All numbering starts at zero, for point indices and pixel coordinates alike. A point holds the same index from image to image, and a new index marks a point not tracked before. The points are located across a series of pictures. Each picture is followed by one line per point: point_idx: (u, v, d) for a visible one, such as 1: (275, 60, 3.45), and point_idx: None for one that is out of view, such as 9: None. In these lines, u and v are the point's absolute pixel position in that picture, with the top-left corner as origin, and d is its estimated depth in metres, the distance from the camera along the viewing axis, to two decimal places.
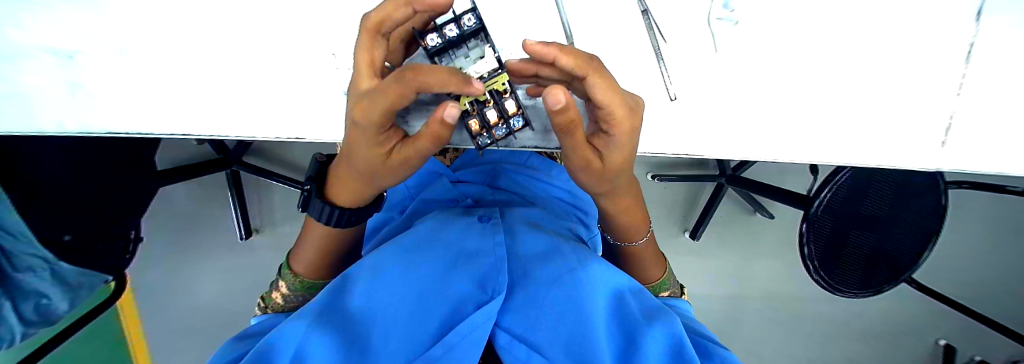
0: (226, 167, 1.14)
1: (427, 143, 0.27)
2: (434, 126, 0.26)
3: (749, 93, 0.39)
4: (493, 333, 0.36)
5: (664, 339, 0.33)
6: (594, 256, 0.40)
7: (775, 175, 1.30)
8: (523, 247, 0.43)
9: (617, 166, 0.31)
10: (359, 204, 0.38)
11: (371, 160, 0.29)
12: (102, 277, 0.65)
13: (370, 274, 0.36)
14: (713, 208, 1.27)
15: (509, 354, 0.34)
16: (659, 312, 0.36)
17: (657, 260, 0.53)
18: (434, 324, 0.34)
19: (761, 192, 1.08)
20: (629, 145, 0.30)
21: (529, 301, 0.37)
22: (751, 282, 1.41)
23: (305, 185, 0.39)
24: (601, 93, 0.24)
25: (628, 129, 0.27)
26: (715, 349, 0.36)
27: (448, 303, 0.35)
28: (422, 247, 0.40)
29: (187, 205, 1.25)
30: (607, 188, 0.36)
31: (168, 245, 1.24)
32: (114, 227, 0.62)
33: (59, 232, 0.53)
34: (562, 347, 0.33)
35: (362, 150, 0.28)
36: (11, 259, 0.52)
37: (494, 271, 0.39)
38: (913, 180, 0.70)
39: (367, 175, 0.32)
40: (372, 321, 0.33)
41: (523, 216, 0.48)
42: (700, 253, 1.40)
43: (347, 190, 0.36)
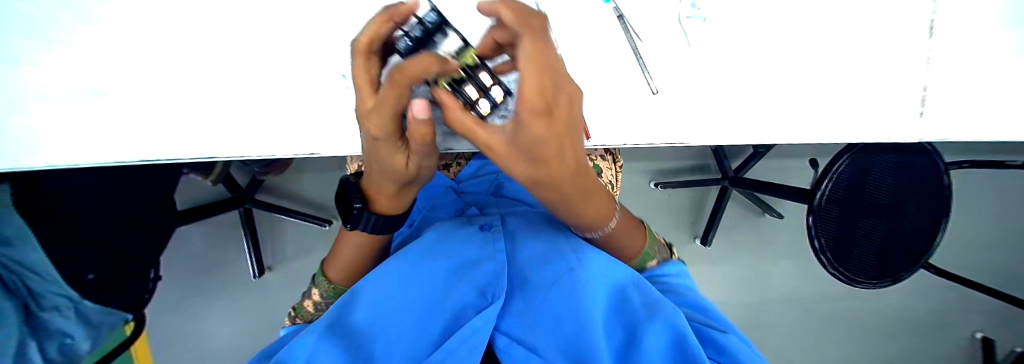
0: (239, 206, 1.18)
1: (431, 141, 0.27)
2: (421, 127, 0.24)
3: (727, 82, 0.42)
4: (493, 336, 0.37)
5: (664, 332, 0.33)
6: (593, 253, 0.41)
7: (777, 174, 1.30)
8: (524, 253, 0.44)
9: (534, 154, 0.21)
10: (399, 209, 0.39)
11: (392, 168, 0.29)
12: (121, 316, 0.66)
13: (374, 289, 0.37)
14: (719, 212, 1.26)
15: (508, 357, 0.35)
16: (660, 304, 0.36)
17: (635, 231, 0.49)
18: (435, 332, 0.35)
19: (765, 189, 1.08)
20: (552, 134, 0.19)
21: (527, 306, 0.38)
22: (770, 286, 1.38)
23: (355, 204, 0.35)
24: (519, 55, 0.15)
25: (525, 111, 0.16)
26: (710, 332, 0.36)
27: (449, 312, 0.37)
28: (425, 258, 0.41)
29: (201, 247, 1.27)
30: (532, 178, 0.25)
31: (184, 288, 1.25)
32: (135, 266, 0.64)
33: (83, 272, 0.57)
34: (561, 349, 0.34)
35: (382, 160, 0.28)
36: (37, 299, 0.54)
37: (496, 277, 0.40)
38: (913, 162, 0.71)
39: (394, 183, 0.32)
40: (374, 335, 0.34)
41: (523, 222, 0.49)
42: (714, 259, 1.37)
43: (385, 201, 0.36)
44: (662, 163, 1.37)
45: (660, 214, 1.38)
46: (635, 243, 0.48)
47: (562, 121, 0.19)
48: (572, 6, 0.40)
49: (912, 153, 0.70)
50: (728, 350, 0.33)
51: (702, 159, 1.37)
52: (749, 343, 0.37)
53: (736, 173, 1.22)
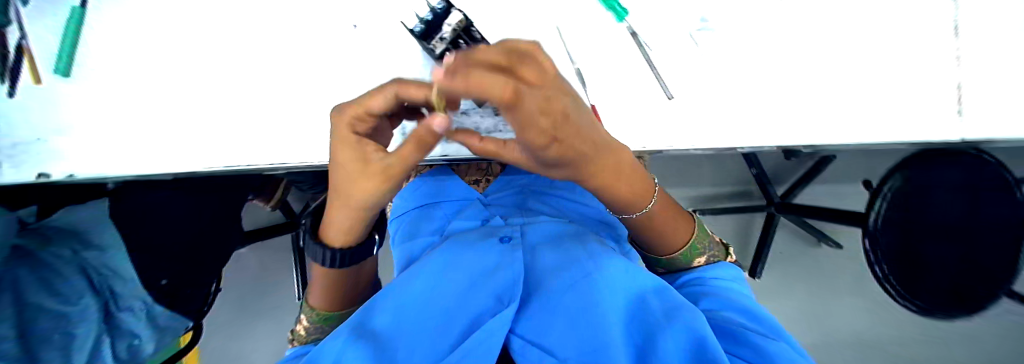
0: (294, 229, 1.27)
1: (394, 169, 0.32)
2: (408, 148, 0.30)
3: (743, 87, 0.42)
4: (508, 338, 0.39)
5: (684, 339, 0.32)
6: (612, 258, 0.41)
7: (828, 199, 1.21)
8: (542, 261, 0.44)
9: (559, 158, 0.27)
10: (350, 245, 0.44)
11: (348, 176, 0.34)
12: (185, 323, 0.71)
13: (398, 291, 0.39)
14: (767, 245, 1.15)
15: (522, 357, 0.36)
16: (680, 308, 0.35)
17: (681, 220, 0.49)
18: (455, 333, 0.36)
19: (817, 215, 1.00)
20: (556, 137, 0.23)
21: (543, 309, 0.38)
22: (832, 325, 1.22)
23: (306, 221, 0.45)
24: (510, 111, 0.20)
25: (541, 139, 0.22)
26: (751, 337, 0.34)
27: (468, 315, 0.38)
28: (448, 265, 0.42)
29: (252, 269, 1.38)
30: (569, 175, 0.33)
31: (235, 308, 1.35)
32: (199, 276, 0.72)
33: (158, 277, 0.65)
34: (577, 354, 0.33)
35: (341, 163, 0.34)
36: (117, 300, 0.62)
37: (512, 283, 0.41)
38: (984, 175, 0.63)
39: (351, 202, 0.36)
40: (398, 333, 0.35)
41: (543, 232, 0.50)
42: (766, 295, 1.24)
43: (339, 230, 0.41)
44: (701, 189, 1.28)
45: None
46: (681, 231, 0.48)
47: (566, 125, 0.23)
48: (586, 22, 0.42)
49: (980, 166, 0.63)
50: (763, 350, 0.32)
51: (744, 185, 1.28)
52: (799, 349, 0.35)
53: (783, 199, 1.13)
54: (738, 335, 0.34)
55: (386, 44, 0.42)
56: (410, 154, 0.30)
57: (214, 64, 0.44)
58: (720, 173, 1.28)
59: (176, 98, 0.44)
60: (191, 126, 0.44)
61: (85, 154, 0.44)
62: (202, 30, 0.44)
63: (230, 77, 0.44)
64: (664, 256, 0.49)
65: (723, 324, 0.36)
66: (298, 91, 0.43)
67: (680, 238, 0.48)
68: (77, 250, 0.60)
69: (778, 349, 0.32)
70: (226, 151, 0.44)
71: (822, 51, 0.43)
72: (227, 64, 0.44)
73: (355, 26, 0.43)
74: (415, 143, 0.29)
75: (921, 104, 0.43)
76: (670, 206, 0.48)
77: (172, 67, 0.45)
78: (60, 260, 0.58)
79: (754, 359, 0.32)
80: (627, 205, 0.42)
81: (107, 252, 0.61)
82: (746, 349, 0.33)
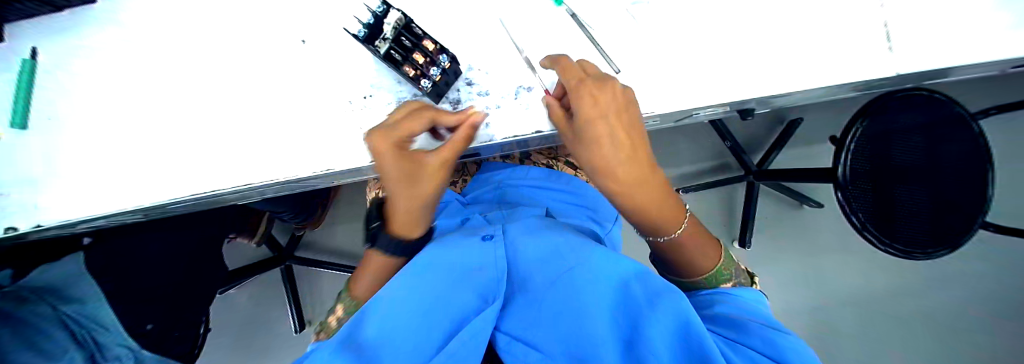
0: (281, 263, 1.27)
1: (445, 169, 0.41)
2: (452, 145, 0.38)
3: (685, 54, 0.44)
4: (494, 337, 0.37)
5: (671, 320, 0.30)
6: (592, 248, 0.40)
7: (801, 161, 1.25)
8: (523, 255, 0.44)
9: (588, 133, 0.36)
10: (418, 231, 0.48)
11: (410, 187, 0.41)
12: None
13: (379, 300, 0.37)
14: (752, 209, 1.18)
15: (508, 355, 0.35)
16: (666, 291, 0.33)
17: (708, 242, 0.46)
18: (438, 337, 0.34)
19: (793, 176, 1.02)
20: (597, 102, 0.35)
21: (527, 304, 0.38)
22: (826, 281, 1.23)
23: (374, 221, 0.49)
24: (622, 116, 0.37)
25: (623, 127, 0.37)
26: (758, 328, 0.32)
27: (449, 314, 0.36)
28: (429, 269, 0.41)
29: (245, 308, 1.34)
30: (590, 162, 0.38)
31: (231, 350, 1.31)
32: (187, 315, 0.71)
33: (142, 324, 0.64)
34: (562, 347, 0.32)
35: (400, 180, 0.40)
36: (102, 351, 0.59)
37: (495, 283, 0.41)
38: (944, 115, 0.65)
39: (415, 205, 0.43)
40: (381, 342, 0.33)
41: (523, 226, 0.47)
42: (760, 262, 1.25)
43: (411, 227, 0.47)
44: (681, 168, 1.29)
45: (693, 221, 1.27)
46: (709, 253, 0.45)
47: (607, 94, 0.36)
48: (527, 10, 0.44)
49: (941, 106, 0.64)
50: (773, 343, 0.30)
51: (721, 158, 1.30)
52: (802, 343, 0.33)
53: (760, 167, 1.16)
54: (745, 325, 0.33)
55: (333, 52, 0.43)
56: (456, 149, 0.38)
57: (168, 98, 0.44)
58: (696, 149, 1.30)
59: (136, 137, 0.44)
60: (147, 161, 0.43)
61: (54, 202, 0.44)
62: (155, 68, 0.44)
63: (185, 108, 0.44)
64: (690, 280, 0.46)
65: (732, 318, 0.35)
66: (254, 113, 0.43)
67: (711, 259, 0.45)
68: (58, 307, 0.57)
69: (790, 343, 0.30)
70: (190, 180, 0.43)
71: (758, 11, 0.45)
72: (180, 96, 0.44)
73: (301, 41, 0.43)
74: (462, 141, 0.38)
75: (851, 52, 0.45)
76: (696, 228, 0.47)
77: (129, 107, 0.44)
78: (41, 317, 0.55)
79: (763, 351, 0.30)
80: (660, 212, 0.41)
81: (87, 305, 0.59)
82: (754, 339, 0.31)
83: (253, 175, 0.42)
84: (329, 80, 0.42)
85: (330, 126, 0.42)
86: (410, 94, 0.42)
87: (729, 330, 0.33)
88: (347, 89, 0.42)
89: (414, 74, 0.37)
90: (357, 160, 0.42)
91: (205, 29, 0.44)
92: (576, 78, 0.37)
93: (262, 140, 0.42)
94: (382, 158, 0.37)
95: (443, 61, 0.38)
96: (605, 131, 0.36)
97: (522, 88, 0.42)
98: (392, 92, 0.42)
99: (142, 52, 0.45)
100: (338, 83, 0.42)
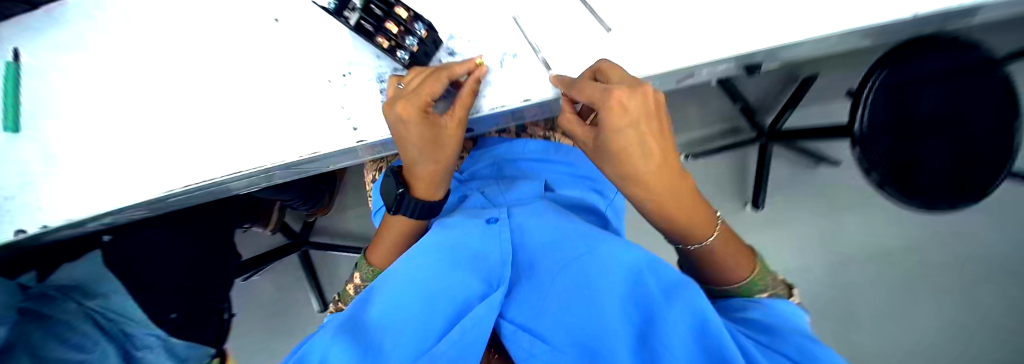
0: (297, 249, 1.30)
1: (463, 129, 0.40)
2: (466, 101, 0.38)
3: (683, 4, 0.40)
4: (498, 324, 0.31)
5: (688, 321, 0.25)
6: (614, 237, 0.33)
7: (816, 118, 1.20)
8: (530, 234, 0.37)
9: (617, 145, 0.30)
10: (440, 193, 0.46)
11: (437, 148, 0.39)
12: (208, 351, 0.71)
13: (378, 282, 0.34)
14: (766, 170, 1.13)
15: (516, 348, 0.28)
16: (685, 285, 0.27)
17: (740, 251, 0.39)
18: (438, 329, 0.29)
19: (809, 135, 0.97)
20: (628, 112, 0.28)
21: (531, 290, 0.31)
22: (847, 242, 1.17)
23: (399, 189, 0.43)
24: (639, 111, 0.28)
25: (646, 120, 0.29)
26: (795, 335, 0.28)
27: (452, 300, 0.31)
28: (423, 251, 0.35)
29: (268, 293, 1.40)
30: (615, 169, 0.33)
31: (259, 334, 1.38)
32: (206, 303, 0.73)
33: (167, 312, 0.67)
34: (573, 338, 0.26)
35: (427, 142, 0.38)
36: (134, 341, 0.62)
37: (500, 267, 0.34)
38: (969, 60, 0.59)
39: (439, 167, 0.42)
40: (378, 331, 0.28)
41: (530, 208, 0.40)
42: (775, 225, 1.19)
43: (435, 187, 0.44)
44: (689, 134, 1.24)
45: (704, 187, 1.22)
46: (741, 263, 0.38)
47: (639, 101, 0.28)
48: None
49: (962, 51, 0.59)
50: (808, 350, 0.26)
51: (732, 121, 1.24)
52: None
53: (771, 127, 1.09)
54: (779, 332, 0.29)
55: (310, 29, 0.41)
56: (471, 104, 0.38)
57: (150, 90, 0.43)
58: (705, 112, 1.24)
59: (125, 132, 0.44)
60: (142, 154, 0.44)
61: (57, 202, 0.45)
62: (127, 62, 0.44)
63: (168, 99, 0.43)
64: (718, 288, 0.40)
65: (769, 324, 0.30)
66: (236, 99, 0.42)
67: (743, 269, 0.38)
68: (83, 302, 0.59)
69: (825, 350, 0.26)
70: (184, 172, 0.43)
71: None
72: (162, 87, 0.43)
73: (275, 21, 0.41)
74: (471, 97, 0.38)
75: None
76: (729, 235, 0.39)
77: (111, 104, 0.44)
78: (68, 313, 0.58)
79: (795, 358, 0.25)
80: (694, 218, 0.37)
81: (113, 300, 0.61)
82: (788, 345, 0.27)
83: (241, 163, 0.42)
84: (307, 59, 0.41)
85: (312, 108, 0.41)
86: (390, 69, 0.41)
87: (761, 335, 0.29)
88: (326, 68, 0.41)
89: (390, 45, 0.38)
90: (343, 141, 0.41)
91: (178, 15, 0.43)
92: (597, 89, 0.29)
93: (235, 123, 0.42)
94: (410, 123, 0.36)
95: (419, 29, 0.37)
96: (637, 144, 0.29)
97: (506, 55, 0.40)
98: (372, 69, 0.41)
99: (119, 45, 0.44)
100: (316, 62, 0.41)
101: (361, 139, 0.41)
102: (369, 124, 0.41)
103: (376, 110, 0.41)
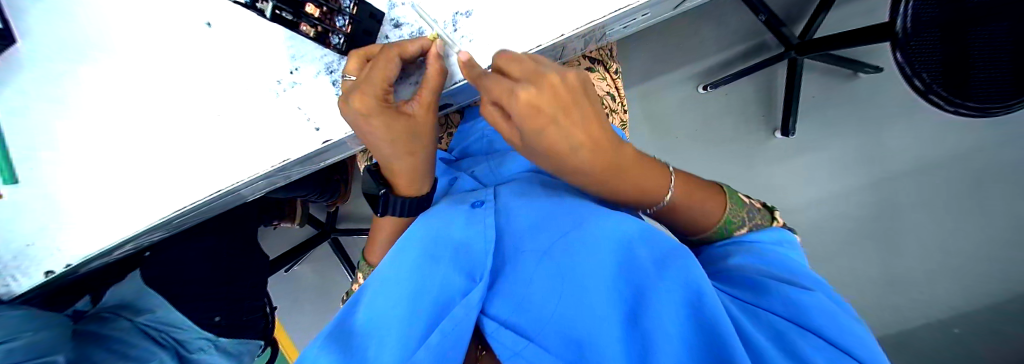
0: (327, 237, 1.34)
1: (434, 111, 0.37)
2: (431, 81, 0.34)
3: None
4: (481, 321, 0.32)
5: (678, 299, 0.26)
6: (600, 210, 0.33)
7: (858, 17, 1.03)
8: (513, 218, 0.37)
9: (545, 144, 0.28)
10: (422, 190, 0.44)
11: (403, 143, 0.37)
12: (255, 343, 0.77)
13: (367, 285, 0.34)
14: (797, 89, 1.01)
15: (498, 345, 0.30)
16: (674, 254, 0.29)
17: (708, 192, 0.39)
18: (422, 326, 0.30)
19: (849, 41, 0.84)
20: (543, 112, 0.25)
21: (516, 283, 0.32)
22: (903, 154, 1.02)
23: (381, 190, 0.42)
24: (552, 105, 0.25)
25: (565, 109, 0.26)
26: (779, 285, 0.28)
27: (436, 299, 0.31)
28: (407, 245, 0.36)
29: (310, 280, 1.48)
30: (557, 162, 0.30)
31: (309, 317, 1.48)
32: (247, 302, 0.78)
33: (210, 315, 0.70)
34: (556, 328, 0.28)
35: (390, 139, 0.35)
36: (185, 344, 0.66)
37: (482, 256, 0.34)
38: None
39: (412, 163, 0.39)
40: (370, 337, 0.30)
41: (515, 190, 0.40)
42: (808, 147, 1.09)
43: (415, 180, 0.42)
44: (706, 61, 1.12)
45: (726, 118, 1.12)
46: (713, 204, 0.38)
47: (550, 97, 0.25)
48: None
49: None
50: (796, 304, 0.26)
51: (757, 37, 1.10)
52: (841, 301, 0.28)
53: (801, 39, 0.96)
54: (770, 285, 0.28)
55: (241, 30, 0.37)
56: (438, 83, 0.34)
57: (107, 124, 0.41)
58: (724, 34, 1.10)
59: (100, 167, 0.43)
60: (126, 186, 0.43)
61: (72, 241, 0.46)
62: (89, 107, 0.41)
63: (123, 128, 0.41)
64: (697, 237, 0.39)
65: (753, 277, 0.30)
66: (194, 118, 0.40)
67: (716, 208, 0.38)
68: (133, 318, 0.64)
69: (823, 304, 0.26)
70: (169, 199, 0.43)
71: None
72: (117, 121, 0.41)
73: (205, 25, 0.37)
74: (435, 76, 0.34)
75: None
76: (692, 181, 0.39)
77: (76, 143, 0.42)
78: (124, 330, 0.62)
79: (785, 315, 0.25)
80: (652, 182, 0.35)
81: (157, 313, 0.65)
82: (776, 301, 0.27)
83: (218, 181, 0.41)
84: (249, 63, 0.38)
85: (270, 116, 0.39)
86: (337, 57, 0.37)
87: (746, 292, 0.29)
88: (272, 70, 0.38)
89: (317, 32, 0.33)
90: (308, 143, 0.39)
91: (135, 45, 0.38)
92: (505, 89, 0.26)
93: (199, 143, 0.40)
94: (370, 118, 0.33)
95: (346, 6, 0.33)
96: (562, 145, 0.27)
97: (458, 14, 0.35)
98: (317, 61, 0.37)
99: (88, 94, 0.40)
100: (259, 65, 0.38)
101: (327, 139, 0.39)
102: (329, 122, 0.39)
103: (333, 106, 0.38)
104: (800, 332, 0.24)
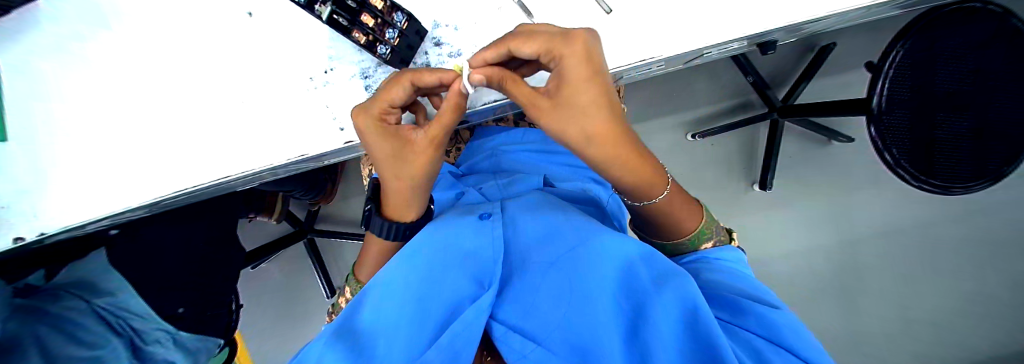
0: (304, 236, 1.29)
1: (439, 144, 0.36)
2: (447, 115, 0.33)
3: None
4: (490, 326, 0.32)
5: (675, 310, 0.27)
6: (605, 228, 0.34)
7: (833, 90, 1.14)
8: (524, 232, 0.38)
9: (566, 122, 0.29)
10: (412, 218, 0.44)
11: (394, 162, 0.37)
12: (214, 341, 0.72)
13: (370, 284, 0.34)
14: (775, 152, 1.08)
15: (509, 350, 0.30)
16: (673, 274, 0.30)
17: (689, 206, 0.41)
18: (431, 327, 0.31)
19: (824, 112, 0.91)
20: (582, 82, 0.28)
21: (524, 290, 0.33)
22: (866, 219, 1.10)
23: (367, 207, 0.45)
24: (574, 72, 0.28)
25: (599, 99, 0.28)
26: (750, 304, 0.30)
27: (448, 302, 0.32)
28: (415, 245, 0.36)
29: (278, 281, 1.41)
30: (585, 130, 0.29)
31: (271, 319, 1.40)
32: (213, 296, 0.74)
33: (175, 307, 0.67)
34: (563, 336, 0.29)
35: (385, 155, 0.37)
36: (143, 335, 0.62)
37: (491, 265, 0.35)
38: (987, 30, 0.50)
39: (403, 183, 0.39)
40: (375, 337, 0.30)
41: (524, 204, 0.41)
42: (786, 203, 1.15)
43: (404, 206, 0.42)
44: (698, 111, 1.19)
45: (712, 165, 1.19)
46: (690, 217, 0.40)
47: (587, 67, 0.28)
48: None
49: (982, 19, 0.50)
50: (770, 324, 0.28)
51: (744, 96, 1.18)
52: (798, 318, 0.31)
53: (784, 103, 1.04)
54: (743, 305, 0.30)
55: (284, 24, 0.38)
56: (446, 118, 0.34)
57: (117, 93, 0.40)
58: (715, 88, 1.18)
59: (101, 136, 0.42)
60: (127, 161, 0.42)
61: (54, 207, 0.44)
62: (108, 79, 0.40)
63: (141, 102, 0.40)
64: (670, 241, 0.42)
65: (727, 294, 0.32)
66: (217, 101, 0.40)
67: (691, 222, 0.40)
68: (90, 300, 0.59)
69: (788, 321, 0.28)
70: (170, 180, 0.42)
71: None
72: (129, 92, 0.40)
73: (248, 15, 0.38)
74: (450, 111, 0.33)
75: None
76: (681, 194, 0.40)
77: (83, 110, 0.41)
78: (77, 311, 0.57)
79: (762, 334, 0.27)
80: (652, 182, 0.36)
81: (120, 297, 0.60)
82: (749, 319, 0.29)
83: (226, 167, 0.41)
84: (286, 57, 0.39)
85: (296, 109, 0.39)
86: (374, 64, 0.39)
87: (724, 312, 0.30)
88: (307, 66, 0.39)
89: (368, 40, 0.35)
90: (331, 142, 0.40)
91: (169, 20, 0.39)
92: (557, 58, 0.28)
93: (216, 127, 0.40)
94: (367, 130, 0.35)
95: (398, 21, 0.35)
96: (591, 109, 0.28)
97: None
98: (355, 64, 0.39)
99: (99, 61, 0.40)
100: (296, 60, 0.39)
101: (349, 140, 0.40)
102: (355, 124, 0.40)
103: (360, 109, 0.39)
104: (775, 351, 0.26)
